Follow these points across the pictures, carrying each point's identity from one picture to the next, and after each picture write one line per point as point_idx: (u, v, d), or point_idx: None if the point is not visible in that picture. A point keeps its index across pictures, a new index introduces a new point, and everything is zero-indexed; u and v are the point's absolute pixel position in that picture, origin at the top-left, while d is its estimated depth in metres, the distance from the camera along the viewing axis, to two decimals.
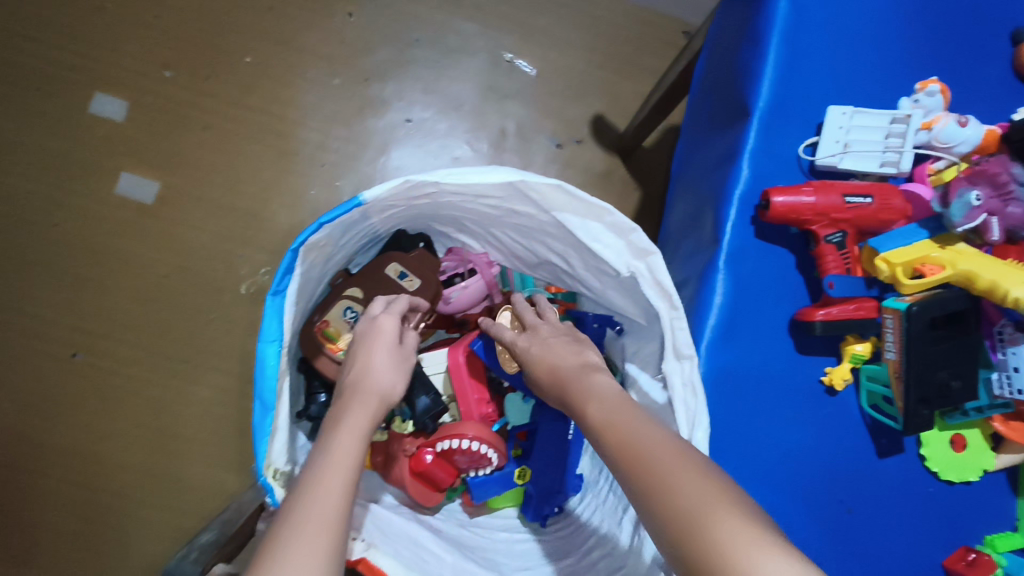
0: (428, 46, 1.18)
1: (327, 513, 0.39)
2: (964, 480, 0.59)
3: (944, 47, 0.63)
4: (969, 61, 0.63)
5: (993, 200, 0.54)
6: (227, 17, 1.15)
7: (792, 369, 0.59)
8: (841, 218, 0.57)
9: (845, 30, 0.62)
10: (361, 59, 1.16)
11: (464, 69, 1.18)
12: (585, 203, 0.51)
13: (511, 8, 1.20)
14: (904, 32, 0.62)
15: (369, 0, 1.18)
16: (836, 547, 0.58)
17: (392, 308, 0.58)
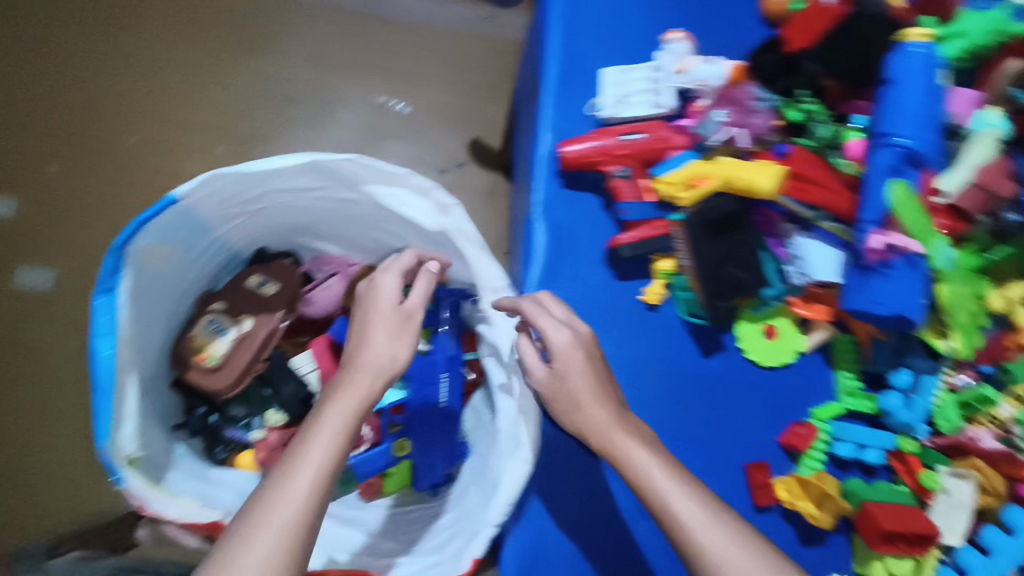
0: (305, 103, 1.25)
1: (291, 515, 0.44)
2: (782, 364, 0.66)
3: (698, 8, 0.73)
4: (723, 17, 0.74)
5: (739, 114, 0.63)
6: (105, 107, 1.21)
7: (614, 294, 0.66)
8: (623, 154, 0.64)
9: (608, 10, 0.72)
10: (241, 125, 1.22)
11: (342, 117, 1.25)
12: (383, 172, 0.57)
13: (378, 57, 1.28)
14: (660, 3, 0.73)
15: (241, 71, 1.25)
16: (680, 444, 0.65)
17: (391, 266, 0.58)
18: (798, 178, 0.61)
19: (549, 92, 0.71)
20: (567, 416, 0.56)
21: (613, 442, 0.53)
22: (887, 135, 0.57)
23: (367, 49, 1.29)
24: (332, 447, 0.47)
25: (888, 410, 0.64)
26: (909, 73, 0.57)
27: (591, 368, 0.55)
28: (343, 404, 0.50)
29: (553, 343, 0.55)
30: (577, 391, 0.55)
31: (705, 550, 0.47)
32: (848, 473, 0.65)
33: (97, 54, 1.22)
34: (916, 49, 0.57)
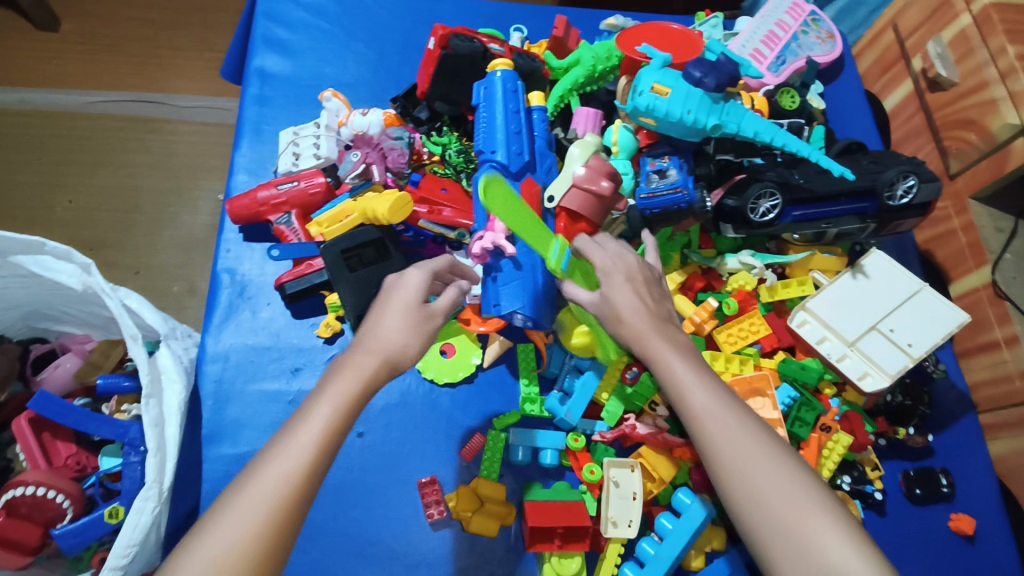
0: (149, 210, 1.32)
1: (276, 481, 0.38)
2: (457, 378, 0.69)
3: (383, 78, 0.84)
4: (404, 82, 0.84)
5: (371, 154, 0.70)
6: None
7: (293, 332, 0.70)
8: (280, 202, 0.70)
9: (296, 86, 0.83)
10: (81, 235, 1.28)
11: (182, 218, 1.31)
12: (20, 242, 0.62)
13: (222, 160, 1.38)
14: (344, 77, 0.84)
15: (86, 186, 1.33)
16: (355, 473, 0.65)
17: (426, 264, 0.51)
18: (429, 203, 0.67)
19: (239, 168, 0.78)
20: (615, 324, 0.49)
21: (653, 345, 0.47)
22: (484, 154, 0.64)
23: (210, 153, 1.38)
24: (347, 398, 0.43)
25: (555, 411, 0.66)
26: (490, 98, 0.65)
27: (637, 292, 0.49)
28: (353, 371, 0.44)
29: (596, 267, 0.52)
30: (613, 303, 0.49)
31: (728, 453, 0.41)
32: (531, 478, 0.65)
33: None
34: (497, 76, 0.66)
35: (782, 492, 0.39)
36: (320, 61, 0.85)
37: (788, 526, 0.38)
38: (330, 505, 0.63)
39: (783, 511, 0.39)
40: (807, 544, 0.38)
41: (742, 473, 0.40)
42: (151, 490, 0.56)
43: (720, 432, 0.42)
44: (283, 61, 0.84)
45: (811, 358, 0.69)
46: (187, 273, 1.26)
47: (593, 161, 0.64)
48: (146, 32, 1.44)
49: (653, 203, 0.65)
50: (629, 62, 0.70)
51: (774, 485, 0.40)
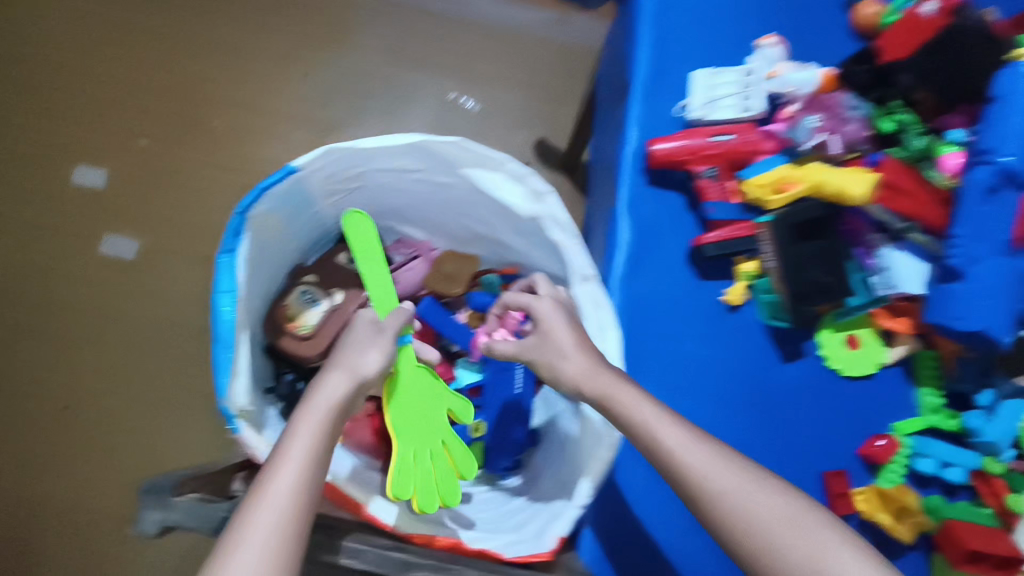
0: (380, 96, 1.24)
1: (283, 502, 0.46)
2: (864, 373, 0.66)
3: (792, 17, 0.73)
4: (815, 28, 0.73)
5: (831, 120, 0.64)
6: (192, 85, 1.22)
7: (695, 292, 0.67)
8: (712, 154, 0.65)
9: (698, 15, 0.73)
10: (318, 112, 1.22)
11: (415, 113, 1.24)
12: (484, 156, 0.59)
13: (453, 56, 1.28)
14: (750, 10, 0.73)
15: (320, 60, 1.25)
16: (754, 448, 0.65)
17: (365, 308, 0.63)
18: (889, 186, 0.61)
19: (637, 98, 0.71)
20: (560, 367, 0.54)
21: (603, 382, 0.52)
22: (982, 154, 0.58)
23: (441, 46, 1.28)
24: (319, 430, 0.50)
25: (976, 430, 0.62)
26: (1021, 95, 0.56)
27: (573, 331, 0.55)
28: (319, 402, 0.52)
29: (535, 312, 0.57)
30: (558, 348, 0.54)
31: (725, 494, 0.47)
32: (928, 490, 0.64)
33: (180, 37, 1.23)
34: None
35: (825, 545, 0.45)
36: None
37: (796, 555, 0.45)
38: None
39: None
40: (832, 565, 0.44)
41: (745, 508, 0.46)
42: (608, 437, 0.55)
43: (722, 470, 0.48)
44: None
45: None
46: None
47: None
48: None
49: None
50: None
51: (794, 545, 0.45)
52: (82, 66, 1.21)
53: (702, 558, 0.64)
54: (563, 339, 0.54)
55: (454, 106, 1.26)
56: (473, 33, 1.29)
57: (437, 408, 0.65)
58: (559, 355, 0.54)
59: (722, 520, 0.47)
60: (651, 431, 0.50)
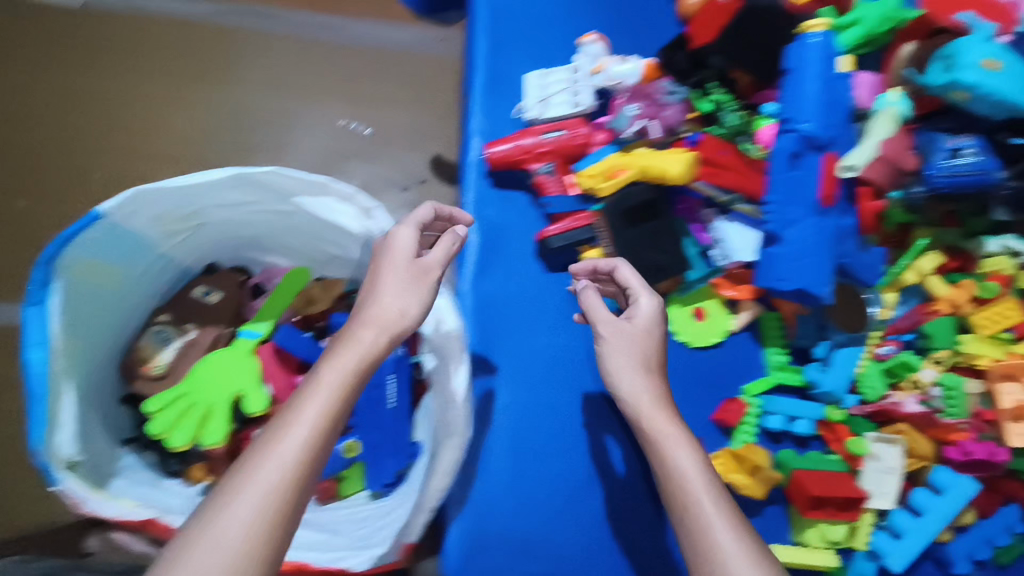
0: (267, 129, 1.22)
1: (271, 481, 0.43)
2: (710, 343, 0.69)
3: (612, 19, 0.77)
4: (631, 22, 0.78)
5: (650, 107, 0.65)
6: (67, 138, 1.17)
7: (543, 286, 0.69)
8: (544, 151, 0.67)
9: (528, 26, 0.77)
10: (204, 151, 1.20)
11: (304, 142, 1.22)
12: (306, 181, 0.59)
13: (338, 82, 1.27)
14: (574, 17, 0.77)
15: (201, 99, 1.23)
16: (616, 430, 0.66)
17: (411, 218, 0.56)
18: (709, 164, 0.64)
19: (477, 108, 0.75)
20: (617, 384, 0.56)
21: (657, 419, 0.53)
22: (789, 123, 0.61)
23: (326, 74, 1.27)
24: (335, 397, 0.47)
25: (816, 382, 0.66)
26: (804, 61, 0.61)
27: (642, 369, 0.55)
28: (344, 361, 0.48)
29: (640, 308, 0.57)
30: (619, 368, 0.56)
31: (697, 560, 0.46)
32: (782, 445, 0.67)
33: (40, 83, 1.18)
34: (813, 40, 0.60)
35: None
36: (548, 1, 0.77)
37: None
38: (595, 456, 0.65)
39: None
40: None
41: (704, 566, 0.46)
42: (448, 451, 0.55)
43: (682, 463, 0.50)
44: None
45: None
46: None
47: (883, 146, 0.61)
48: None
49: (952, 179, 0.63)
50: (918, 28, 0.67)
51: None
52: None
53: (586, 544, 0.62)
54: (636, 363, 0.55)
55: (348, 133, 1.24)
56: (358, 58, 1.28)
57: (233, 383, 0.68)
58: (618, 363, 0.56)
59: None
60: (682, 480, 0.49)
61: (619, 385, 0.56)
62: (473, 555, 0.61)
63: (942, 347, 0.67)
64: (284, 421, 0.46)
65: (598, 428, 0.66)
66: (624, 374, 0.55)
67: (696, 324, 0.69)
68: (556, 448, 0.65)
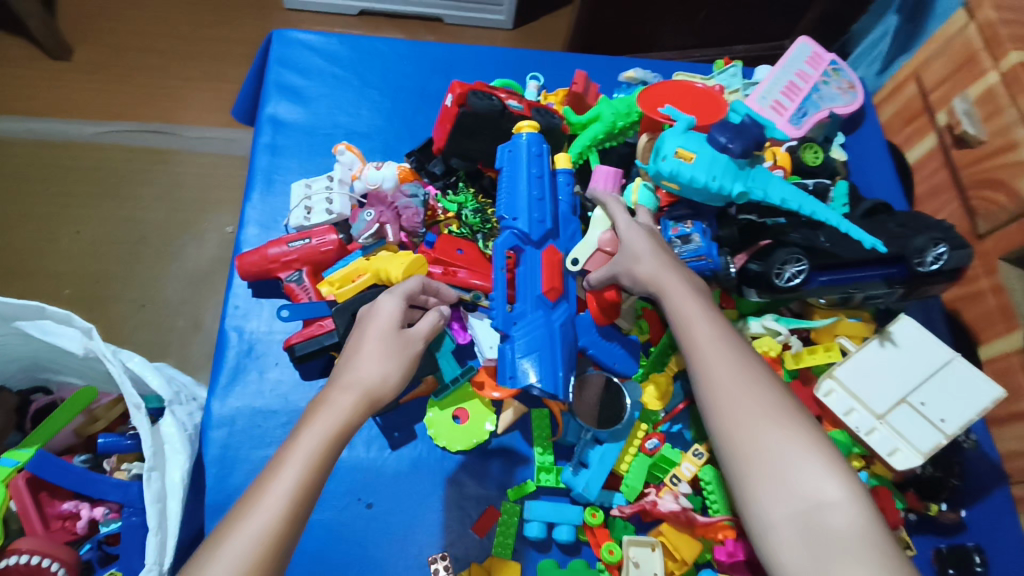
0: None
1: (258, 538, 0.39)
2: (470, 445, 0.66)
3: (386, 135, 0.83)
4: (405, 135, 0.83)
5: (385, 212, 0.68)
6: None
7: (299, 395, 0.67)
8: (291, 260, 0.68)
9: (306, 143, 0.82)
10: None
11: None
12: (18, 306, 0.60)
13: None
14: (351, 134, 0.83)
15: None
16: (364, 544, 0.62)
17: (398, 290, 0.56)
18: (445, 263, 0.66)
19: (251, 220, 0.76)
20: (631, 268, 0.57)
21: (665, 278, 0.54)
22: (505, 221, 0.64)
23: None
24: (320, 451, 0.43)
25: (570, 484, 0.63)
26: (514, 161, 0.66)
27: (652, 241, 0.58)
28: (324, 421, 0.45)
29: (622, 224, 0.61)
30: (636, 250, 0.57)
31: (731, 409, 0.44)
32: (547, 554, 0.63)
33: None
34: (522, 140, 0.66)
35: (798, 456, 0.41)
36: (325, 121, 0.83)
37: (784, 504, 0.39)
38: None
39: (765, 486, 0.40)
40: (777, 443, 0.41)
41: (754, 420, 0.43)
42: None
43: (737, 403, 0.44)
44: (295, 119, 0.83)
45: (837, 430, 0.66)
46: None
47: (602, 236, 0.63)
48: (156, 87, 1.52)
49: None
50: (650, 121, 0.68)
51: (799, 460, 0.40)
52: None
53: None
54: (638, 238, 0.58)
55: None
56: None
57: None
58: (634, 252, 0.58)
59: (734, 424, 0.43)
60: (688, 324, 0.49)
61: (635, 262, 0.57)
62: None
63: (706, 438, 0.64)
64: (283, 462, 0.42)
65: (345, 546, 0.62)
66: (677, 288, 0.52)
67: (457, 425, 0.67)
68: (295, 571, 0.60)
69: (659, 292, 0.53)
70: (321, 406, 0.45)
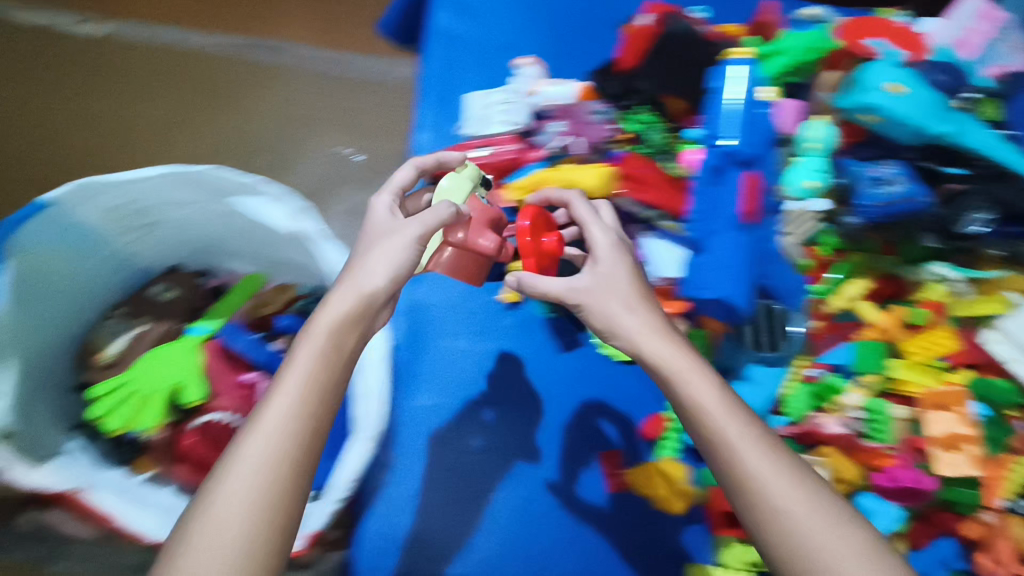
0: (265, 156, 1.34)
1: (249, 485, 0.40)
2: (639, 356, 0.69)
3: (558, 45, 0.82)
4: (577, 51, 0.82)
5: (576, 125, 0.70)
6: (86, 160, 1.30)
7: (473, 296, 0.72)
8: (475, 165, 0.71)
9: (478, 53, 0.83)
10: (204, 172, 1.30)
11: (298, 168, 1.32)
12: (239, 181, 0.63)
13: (335, 112, 1.38)
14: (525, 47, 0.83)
15: (208, 126, 1.35)
16: (538, 432, 0.66)
17: (390, 188, 0.57)
18: (628, 179, 0.66)
19: (426, 124, 0.79)
20: (613, 317, 0.49)
21: (663, 344, 0.48)
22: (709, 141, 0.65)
23: (325, 106, 1.40)
24: (308, 399, 0.43)
25: (738, 399, 0.65)
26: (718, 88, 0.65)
27: (627, 268, 0.52)
28: (286, 384, 0.43)
29: (594, 242, 0.54)
30: (610, 287, 0.51)
31: (755, 474, 0.42)
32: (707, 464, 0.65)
33: (74, 106, 1.33)
34: (733, 64, 0.65)
35: (807, 515, 0.41)
36: (498, 33, 0.84)
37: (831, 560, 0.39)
38: (512, 461, 0.65)
39: (811, 554, 0.39)
40: (791, 534, 0.40)
41: (764, 490, 0.41)
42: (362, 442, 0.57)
43: (772, 502, 0.41)
44: (469, 29, 0.84)
45: (1000, 377, 0.66)
46: None
47: (471, 204, 0.60)
48: None
49: (884, 210, 0.65)
50: (843, 54, 0.69)
51: (807, 525, 0.40)
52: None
53: (514, 550, 0.61)
54: (604, 258, 0.52)
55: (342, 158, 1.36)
56: (357, 95, 1.41)
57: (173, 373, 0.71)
58: (615, 301, 0.50)
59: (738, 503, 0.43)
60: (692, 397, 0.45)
61: (604, 304, 0.50)
62: (388, 554, 0.60)
63: (871, 372, 0.66)
64: (251, 428, 0.42)
65: (518, 434, 0.66)
66: (679, 358, 0.47)
67: None
68: (478, 451, 0.65)
69: (661, 367, 0.47)
70: (322, 325, 0.46)
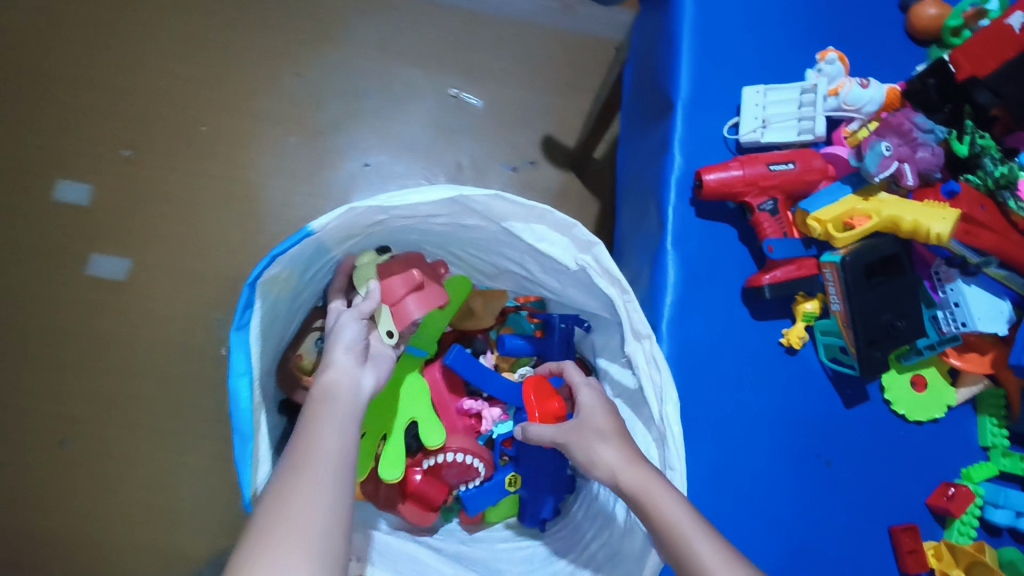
0: (376, 94, 1.16)
1: (305, 513, 0.40)
2: (930, 417, 0.62)
3: (837, 21, 0.68)
4: (859, 30, 0.68)
5: (903, 148, 0.57)
6: (179, 90, 1.12)
7: (749, 335, 0.62)
8: (769, 185, 0.60)
9: (746, 21, 0.67)
10: (313, 114, 1.14)
11: (415, 113, 1.16)
12: (524, 208, 0.54)
13: (452, 48, 1.19)
14: (802, 16, 0.68)
15: (312, 56, 1.16)
16: (821, 498, 0.61)
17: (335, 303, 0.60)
18: (967, 221, 0.56)
19: (686, 109, 0.65)
20: (591, 446, 0.52)
21: (631, 463, 0.50)
22: None
23: (441, 38, 1.19)
24: (336, 449, 0.45)
25: None
26: None
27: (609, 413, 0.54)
28: (317, 430, 0.46)
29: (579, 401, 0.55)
30: (587, 424, 0.53)
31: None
32: (1001, 540, 0.60)
33: (159, 34, 1.14)
34: None
35: None
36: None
37: None
38: (795, 529, 0.60)
39: None
40: None
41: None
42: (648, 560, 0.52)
43: None
44: None
45: None
46: (424, 172, 1.15)
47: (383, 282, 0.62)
48: None
49: None
50: None
51: None
52: (47, 66, 1.11)
53: None
54: (595, 411, 0.54)
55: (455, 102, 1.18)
56: (477, 26, 1.20)
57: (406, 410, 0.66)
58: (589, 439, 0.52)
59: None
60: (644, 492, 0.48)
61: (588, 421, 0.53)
62: None
63: None
64: (294, 467, 0.43)
65: (801, 498, 0.60)
66: (605, 449, 0.51)
67: (920, 395, 0.62)
68: (764, 517, 0.59)
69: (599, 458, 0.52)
70: (323, 394, 0.49)
